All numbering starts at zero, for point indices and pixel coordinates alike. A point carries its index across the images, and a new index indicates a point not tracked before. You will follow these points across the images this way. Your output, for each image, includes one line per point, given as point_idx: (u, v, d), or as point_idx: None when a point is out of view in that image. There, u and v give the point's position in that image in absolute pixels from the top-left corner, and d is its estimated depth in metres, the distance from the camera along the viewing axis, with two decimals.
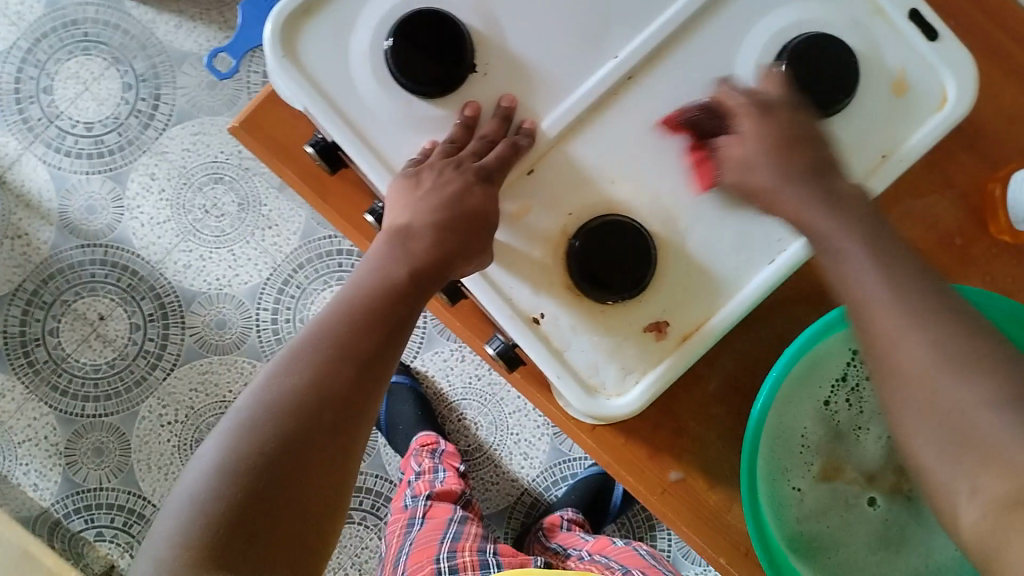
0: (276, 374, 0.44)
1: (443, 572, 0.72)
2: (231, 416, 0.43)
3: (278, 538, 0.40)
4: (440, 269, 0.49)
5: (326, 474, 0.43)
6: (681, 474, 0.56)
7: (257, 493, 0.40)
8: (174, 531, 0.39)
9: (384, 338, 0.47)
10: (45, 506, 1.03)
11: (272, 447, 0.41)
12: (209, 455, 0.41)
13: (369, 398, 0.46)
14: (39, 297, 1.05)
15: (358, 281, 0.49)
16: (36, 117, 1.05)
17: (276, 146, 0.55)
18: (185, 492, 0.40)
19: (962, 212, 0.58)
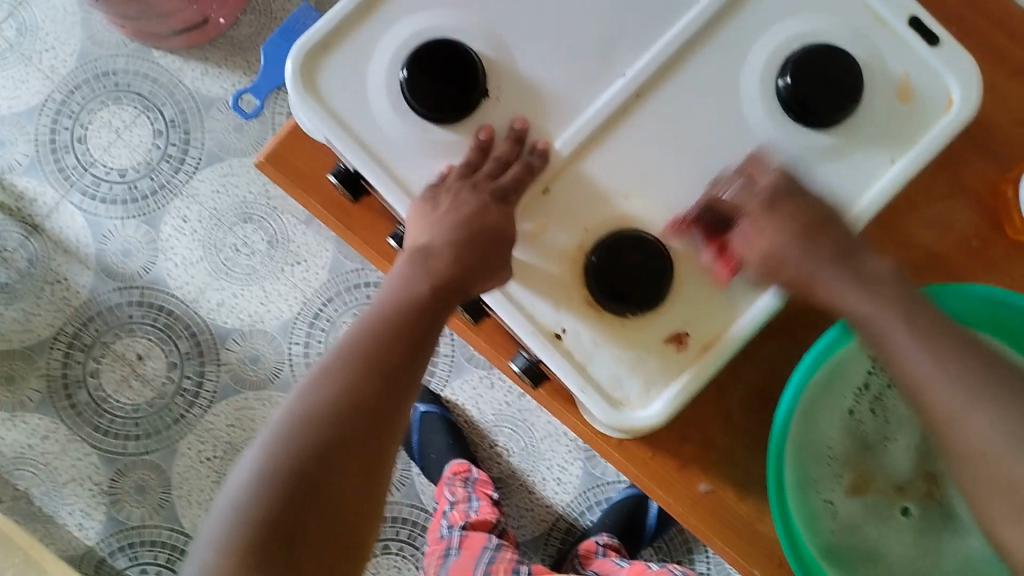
0: (308, 389, 0.46)
1: None
2: (267, 430, 0.45)
3: (310, 546, 0.43)
4: (463, 284, 0.49)
5: (358, 483, 0.45)
6: (710, 486, 0.56)
7: (289, 504, 0.42)
8: (216, 540, 0.42)
9: (411, 351, 0.48)
10: (91, 544, 1.06)
11: (304, 461, 0.43)
12: (246, 469, 0.44)
13: (398, 409, 0.48)
14: (79, 340, 1.08)
15: (384, 296, 0.50)
16: (72, 165, 1.09)
17: (300, 179, 0.57)
18: (226, 503, 0.43)
19: (978, 215, 0.58)
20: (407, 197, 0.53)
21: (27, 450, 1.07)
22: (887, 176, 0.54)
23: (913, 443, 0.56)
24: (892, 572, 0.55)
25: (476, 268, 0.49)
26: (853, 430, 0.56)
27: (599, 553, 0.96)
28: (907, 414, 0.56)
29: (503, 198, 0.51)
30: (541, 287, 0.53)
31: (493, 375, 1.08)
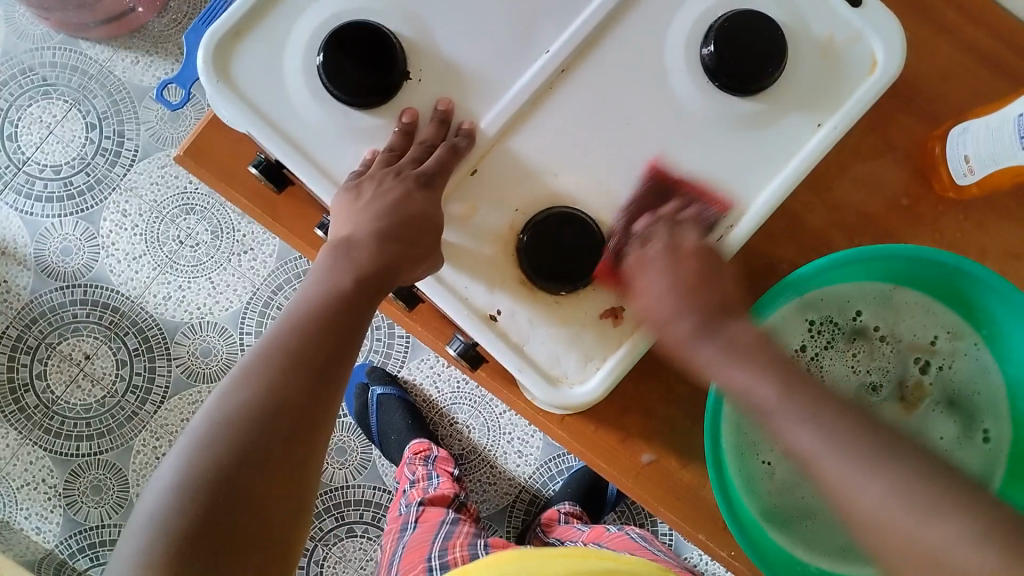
0: (231, 388, 0.46)
1: (433, 569, 0.74)
2: (188, 432, 0.45)
3: (238, 547, 0.43)
4: (386, 276, 0.50)
5: (283, 480, 0.45)
6: (653, 456, 0.57)
7: (214, 507, 0.42)
8: (135, 550, 0.42)
9: (337, 346, 0.49)
10: (50, 548, 1.04)
11: (227, 461, 0.44)
12: (167, 473, 0.43)
13: (325, 404, 0.48)
14: (24, 342, 1.06)
15: (307, 291, 0.50)
16: (4, 165, 1.07)
17: (224, 173, 0.56)
18: (148, 510, 0.43)
19: (907, 173, 0.58)
20: (332, 187, 0.52)
21: None
22: (816, 137, 0.54)
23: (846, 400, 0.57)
24: (830, 526, 0.57)
25: (399, 260, 0.50)
26: None
27: (561, 522, 0.97)
28: (843, 373, 0.57)
29: (429, 183, 0.51)
30: (474, 268, 0.52)
31: None
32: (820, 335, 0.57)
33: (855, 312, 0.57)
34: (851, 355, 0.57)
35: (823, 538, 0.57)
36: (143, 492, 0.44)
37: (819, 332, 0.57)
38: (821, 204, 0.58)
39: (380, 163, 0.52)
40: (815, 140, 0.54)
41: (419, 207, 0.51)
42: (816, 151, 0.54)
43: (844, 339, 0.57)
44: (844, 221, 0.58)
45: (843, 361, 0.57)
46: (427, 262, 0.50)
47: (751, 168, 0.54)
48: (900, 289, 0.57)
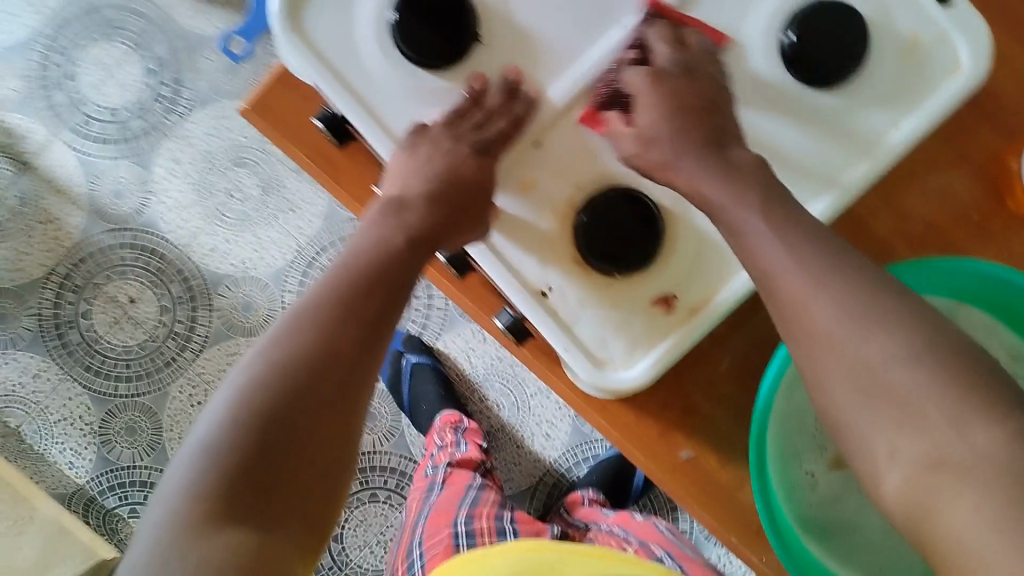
0: (282, 330, 0.44)
1: (459, 536, 0.72)
2: (237, 372, 0.43)
3: (286, 493, 0.41)
4: (436, 234, 0.49)
5: (331, 431, 0.43)
6: (691, 453, 0.56)
7: (265, 444, 0.40)
8: (184, 484, 0.39)
9: (388, 300, 0.47)
10: (81, 482, 1.06)
11: (279, 403, 0.42)
12: (217, 410, 0.41)
13: (373, 359, 0.46)
14: (71, 281, 1.08)
15: (361, 241, 0.48)
16: (63, 103, 1.07)
17: (286, 129, 0.55)
18: (196, 444, 0.40)
19: (981, 187, 0.55)
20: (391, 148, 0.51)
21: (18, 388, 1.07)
22: (897, 137, 0.52)
23: None
24: (869, 542, 0.56)
25: (449, 221, 0.49)
26: None
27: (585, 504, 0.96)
28: None
29: (486, 150, 0.50)
30: (529, 241, 0.52)
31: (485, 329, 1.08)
32: None
33: None
34: None
35: (861, 553, 0.56)
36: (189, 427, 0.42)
37: None
38: (887, 209, 0.55)
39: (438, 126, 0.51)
40: (891, 144, 0.52)
41: (477, 174, 0.50)
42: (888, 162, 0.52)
43: None
44: (911, 231, 0.55)
45: None
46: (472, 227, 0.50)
47: (822, 160, 0.52)
48: (965, 307, 0.54)
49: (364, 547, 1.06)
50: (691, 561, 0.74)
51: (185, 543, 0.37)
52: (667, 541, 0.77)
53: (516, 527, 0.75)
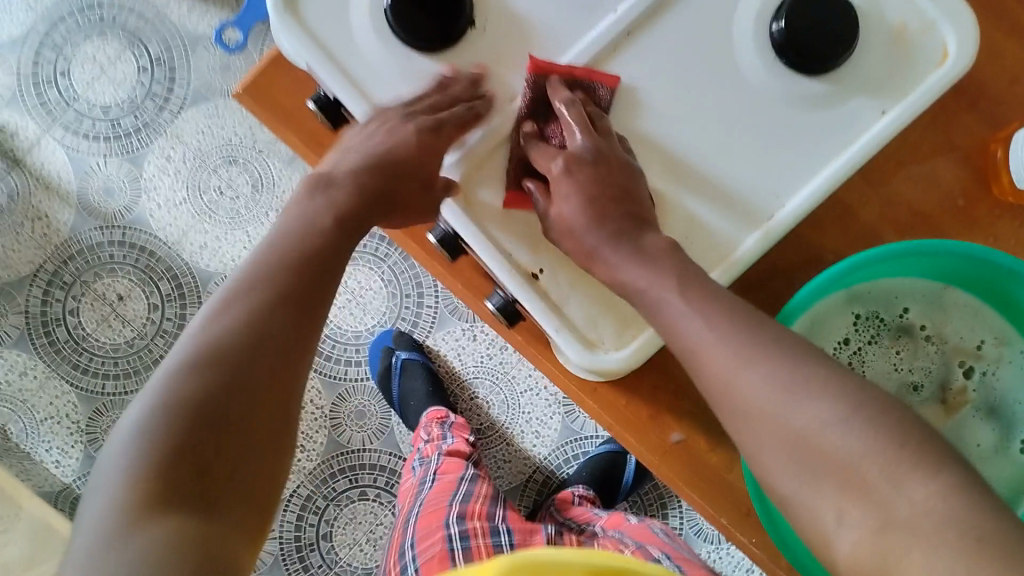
0: (212, 317, 0.44)
1: (453, 538, 0.70)
2: (167, 360, 0.43)
3: (223, 474, 0.41)
4: (364, 218, 0.50)
5: (266, 408, 0.44)
6: (681, 436, 0.56)
7: (200, 428, 0.41)
8: (118, 474, 0.40)
9: (318, 282, 0.48)
10: (68, 482, 1.06)
11: (210, 386, 0.42)
12: (149, 397, 0.42)
13: (306, 337, 0.47)
14: (59, 278, 1.07)
15: (291, 226, 0.49)
16: (55, 100, 1.08)
17: (281, 114, 0.56)
18: (128, 432, 0.41)
19: (967, 174, 0.56)
20: (379, 126, 0.51)
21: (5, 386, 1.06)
22: (877, 126, 0.53)
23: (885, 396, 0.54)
24: None
25: (379, 207, 0.51)
26: None
27: (575, 504, 0.96)
28: (885, 370, 0.54)
29: (438, 128, 0.50)
30: (518, 228, 0.52)
31: (475, 327, 1.08)
32: (864, 329, 0.54)
33: (903, 309, 0.55)
34: (894, 353, 0.54)
35: None
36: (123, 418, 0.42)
37: (862, 326, 0.54)
38: (876, 199, 0.56)
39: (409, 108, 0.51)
40: (867, 135, 0.53)
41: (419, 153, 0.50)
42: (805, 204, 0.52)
43: (887, 335, 0.54)
44: (897, 218, 0.56)
45: (885, 357, 0.54)
46: (411, 216, 0.52)
47: (772, 185, 0.53)
48: (950, 289, 0.55)
49: (355, 549, 1.06)
50: (690, 564, 0.74)
51: (126, 530, 0.37)
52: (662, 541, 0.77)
53: (509, 525, 0.76)
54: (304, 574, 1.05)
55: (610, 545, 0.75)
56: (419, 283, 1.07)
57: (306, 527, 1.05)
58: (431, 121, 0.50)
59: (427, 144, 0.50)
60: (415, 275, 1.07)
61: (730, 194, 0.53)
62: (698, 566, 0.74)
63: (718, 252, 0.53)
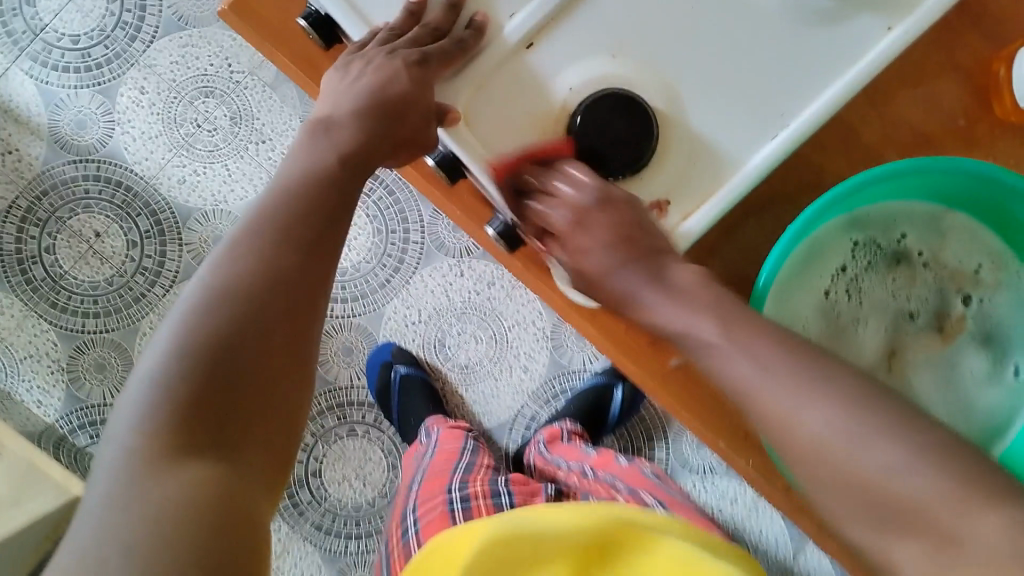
0: (223, 260, 0.44)
1: (455, 500, 0.73)
2: (179, 304, 0.43)
3: (242, 419, 0.41)
4: (369, 155, 0.50)
5: (280, 352, 0.43)
6: (680, 360, 0.56)
7: (216, 374, 0.40)
8: (135, 419, 0.39)
9: (327, 224, 0.47)
10: (50, 422, 1.04)
11: (224, 332, 0.41)
12: (164, 341, 0.41)
13: (319, 280, 0.46)
14: (34, 215, 1.04)
15: (297, 171, 0.48)
16: (20, 29, 1.03)
17: (269, 31, 0.53)
18: (144, 377, 0.40)
19: (969, 94, 0.55)
20: (377, 53, 0.50)
21: None
22: (876, 51, 0.51)
23: (883, 324, 0.54)
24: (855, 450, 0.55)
25: (380, 144, 0.51)
26: (827, 310, 0.54)
27: (563, 439, 0.97)
28: (882, 298, 0.54)
29: (423, 62, 0.49)
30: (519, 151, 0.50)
31: (463, 263, 1.07)
32: (860, 257, 0.54)
33: (900, 234, 0.55)
34: (891, 279, 0.55)
35: None
36: (137, 361, 0.41)
37: (860, 253, 0.54)
38: (878, 120, 0.55)
39: (382, 47, 0.50)
40: (849, 76, 0.50)
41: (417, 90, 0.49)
42: (762, 168, 0.50)
43: (884, 262, 0.55)
44: (899, 138, 0.55)
45: (882, 285, 0.55)
46: (413, 150, 0.51)
47: (740, 135, 0.51)
48: (949, 213, 0.55)
49: (344, 483, 1.06)
50: (674, 503, 0.77)
51: (145, 478, 0.36)
52: (644, 483, 0.80)
53: (510, 488, 0.78)
54: (293, 509, 1.05)
55: (601, 487, 0.78)
56: (404, 221, 1.06)
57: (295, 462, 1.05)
58: (416, 56, 0.49)
59: (420, 77, 0.49)
60: (401, 211, 1.06)
61: (734, 115, 0.50)
62: (683, 507, 0.77)
63: (674, 214, 0.51)
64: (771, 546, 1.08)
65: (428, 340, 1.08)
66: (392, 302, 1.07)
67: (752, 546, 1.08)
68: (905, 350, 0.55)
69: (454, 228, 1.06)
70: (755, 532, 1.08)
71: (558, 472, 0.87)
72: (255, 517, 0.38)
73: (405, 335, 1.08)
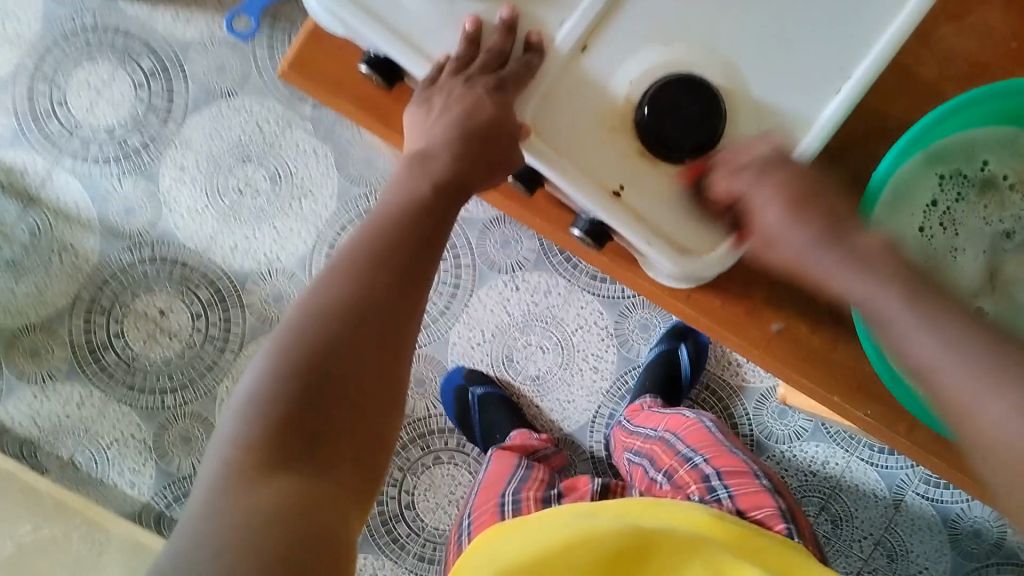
0: (321, 285, 0.46)
1: (505, 503, 0.76)
2: (283, 325, 0.45)
3: (333, 436, 0.43)
4: (465, 180, 0.51)
5: (373, 375, 0.45)
6: (782, 324, 0.57)
7: (311, 395, 0.43)
8: (235, 433, 0.42)
9: (417, 249, 0.49)
10: (145, 500, 1.06)
11: (321, 352, 0.44)
12: (265, 360, 0.44)
13: (409, 304, 0.48)
14: (98, 305, 1.07)
15: (384, 203, 0.51)
16: (57, 130, 1.07)
17: (332, 84, 0.57)
18: (245, 394, 0.43)
19: (1013, 15, 0.56)
20: (455, 83, 0.51)
21: (65, 420, 1.07)
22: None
23: (981, 251, 0.55)
24: None
25: (475, 171, 0.51)
26: (924, 246, 0.55)
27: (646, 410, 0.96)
28: (977, 224, 0.55)
29: (501, 88, 0.50)
30: (593, 149, 0.52)
31: (517, 278, 1.08)
32: (949, 189, 0.55)
33: (983, 162, 0.56)
34: (982, 206, 0.55)
35: None
36: (240, 382, 0.44)
37: (947, 185, 0.55)
38: (928, 57, 0.56)
39: (454, 78, 0.51)
40: (901, 20, 0.51)
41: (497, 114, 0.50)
42: (829, 125, 0.52)
43: (972, 190, 0.55)
44: (954, 71, 0.56)
45: (974, 212, 0.55)
46: (502, 172, 0.52)
47: (800, 95, 0.52)
48: None
49: (439, 511, 1.07)
50: (741, 470, 0.75)
51: (241, 489, 0.39)
52: (718, 445, 0.79)
53: (559, 490, 0.80)
54: (396, 546, 1.07)
55: (669, 459, 0.80)
56: (453, 247, 1.08)
57: (389, 501, 1.07)
58: (493, 80, 0.50)
59: (502, 101, 0.50)
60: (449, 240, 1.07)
61: (795, 80, 0.52)
62: (751, 474, 0.75)
63: None
64: (871, 503, 1.08)
65: (496, 359, 1.09)
66: (454, 328, 1.08)
67: (851, 505, 1.08)
68: (1004, 268, 0.55)
69: (502, 245, 1.08)
70: (852, 490, 1.08)
71: (642, 437, 0.88)
72: (339, 531, 0.39)
73: (473, 357, 1.09)
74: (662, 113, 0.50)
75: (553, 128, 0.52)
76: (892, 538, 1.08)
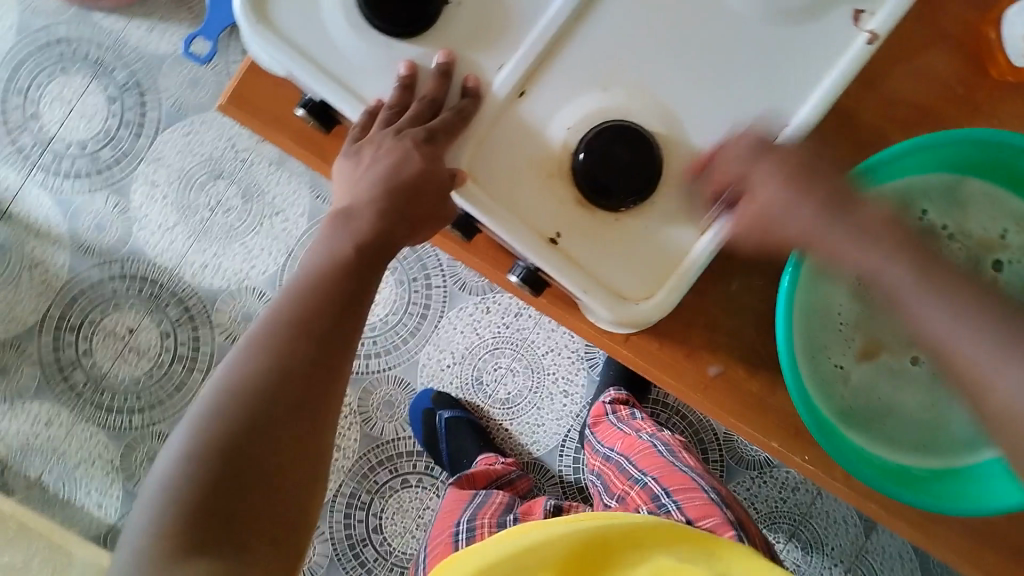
0: (239, 359, 0.47)
1: (461, 533, 0.75)
2: (200, 401, 0.46)
3: (251, 514, 0.44)
4: (384, 243, 0.52)
5: (296, 441, 0.46)
6: (720, 368, 0.57)
7: (224, 476, 0.43)
8: (149, 522, 0.42)
9: (339, 314, 0.49)
10: (112, 522, 1.06)
11: (237, 429, 0.44)
12: (179, 440, 0.44)
13: (333, 367, 0.48)
14: (67, 321, 1.07)
15: (307, 265, 0.51)
16: (30, 145, 1.07)
17: (269, 119, 0.56)
18: (159, 478, 0.44)
19: (961, 61, 0.55)
20: (385, 136, 0.50)
21: (34, 437, 1.06)
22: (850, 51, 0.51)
23: None
24: (905, 422, 0.56)
25: (400, 226, 0.52)
26: (861, 293, 0.55)
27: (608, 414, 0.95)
28: None
29: (431, 139, 0.50)
30: (528, 194, 0.51)
31: (487, 300, 1.08)
32: None
33: (922, 211, 0.55)
34: None
35: (901, 435, 0.56)
36: (155, 463, 0.45)
37: None
38: (873, 102, 0.56)
39: (387, 129, 0.50)
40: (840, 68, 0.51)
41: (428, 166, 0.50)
42: None
43: None
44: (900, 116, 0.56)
45: None
46: (432, 225, 0.52)
47: (738, 142, 0.52)
48: (967, 179, 0.56)
49: (405, 533, 1.07)
50: (688, 486, 0.76)
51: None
52: (667, 465, 0.80)
53: (515, 513, 0.78)
54: (363, 570, 1.06)
55: (619, 484, 0.82)
56: (425, 267, 1.07)
57: (356, 524, 1.07)
58: (424, 131, 0.50)
59: (431, 154, 0.50)
60: (421, 259, 1.07)
61: (735, 128, 0.51)
62: (697, 488, 0.76)
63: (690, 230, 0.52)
64: (841, 530, 1.08)
65: (465, 380, 1.08)
66: (425, 349, 1.08)
67: (822, 533, 1.08)
68: None
69: None
70: (824, 518, 1.08)
71: (598, 460, 0.90)
72: None
73: (443, 379, 1.08)
74: (604, 161, 0.49)
75: (489, 172, 0.51)
76: (862, 566, 1.08)
